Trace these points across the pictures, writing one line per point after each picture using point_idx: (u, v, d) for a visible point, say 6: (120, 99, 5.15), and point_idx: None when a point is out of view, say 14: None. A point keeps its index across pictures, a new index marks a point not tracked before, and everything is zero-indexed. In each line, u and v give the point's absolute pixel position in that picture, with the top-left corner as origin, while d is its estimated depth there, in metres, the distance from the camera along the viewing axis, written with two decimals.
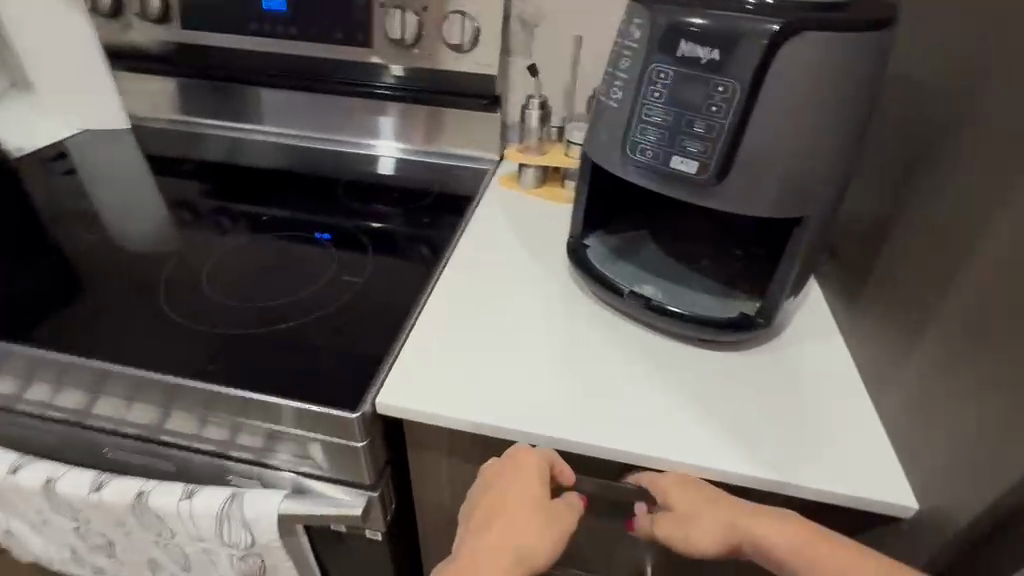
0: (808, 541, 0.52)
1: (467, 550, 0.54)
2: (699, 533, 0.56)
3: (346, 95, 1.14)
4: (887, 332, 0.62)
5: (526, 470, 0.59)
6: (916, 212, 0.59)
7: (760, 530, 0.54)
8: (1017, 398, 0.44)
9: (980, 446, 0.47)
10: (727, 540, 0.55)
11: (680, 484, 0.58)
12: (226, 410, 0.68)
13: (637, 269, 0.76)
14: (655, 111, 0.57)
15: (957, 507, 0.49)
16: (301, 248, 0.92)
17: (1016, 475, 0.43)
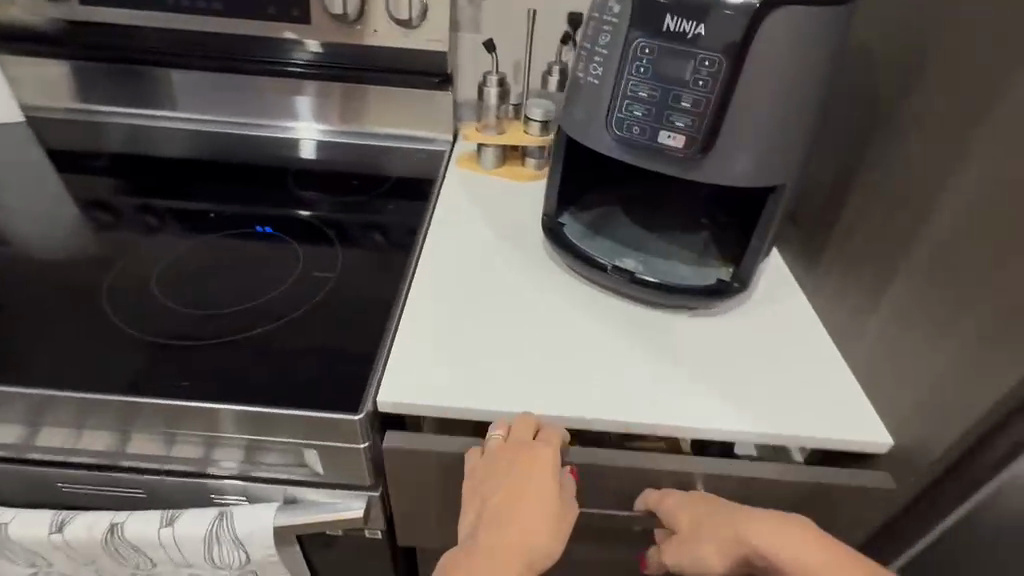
0: (813, 551, 0.52)
1: (482, 534, 0.55)
2: (704, 552, 0.58)
3: (253, 74, 1.06)
4: (854, 284, 0.69)
5: (540, 465, 0.57)
6: (880, 174, 0.65)
7: (757, 540, 0.55)
8: (988, 337, 0.51)
9: (951, 379, 0.54)
10: (732, 554, 0.57)
11: (683, 503, 0.60)
12: (204, 426, 0.63)
13: (616, 244, 0.77)
14: (641, 87, 0.57)
15: (933, 434, 0.56)
16: (256, 245, 0.86)
17: (989, 401, 0.50)
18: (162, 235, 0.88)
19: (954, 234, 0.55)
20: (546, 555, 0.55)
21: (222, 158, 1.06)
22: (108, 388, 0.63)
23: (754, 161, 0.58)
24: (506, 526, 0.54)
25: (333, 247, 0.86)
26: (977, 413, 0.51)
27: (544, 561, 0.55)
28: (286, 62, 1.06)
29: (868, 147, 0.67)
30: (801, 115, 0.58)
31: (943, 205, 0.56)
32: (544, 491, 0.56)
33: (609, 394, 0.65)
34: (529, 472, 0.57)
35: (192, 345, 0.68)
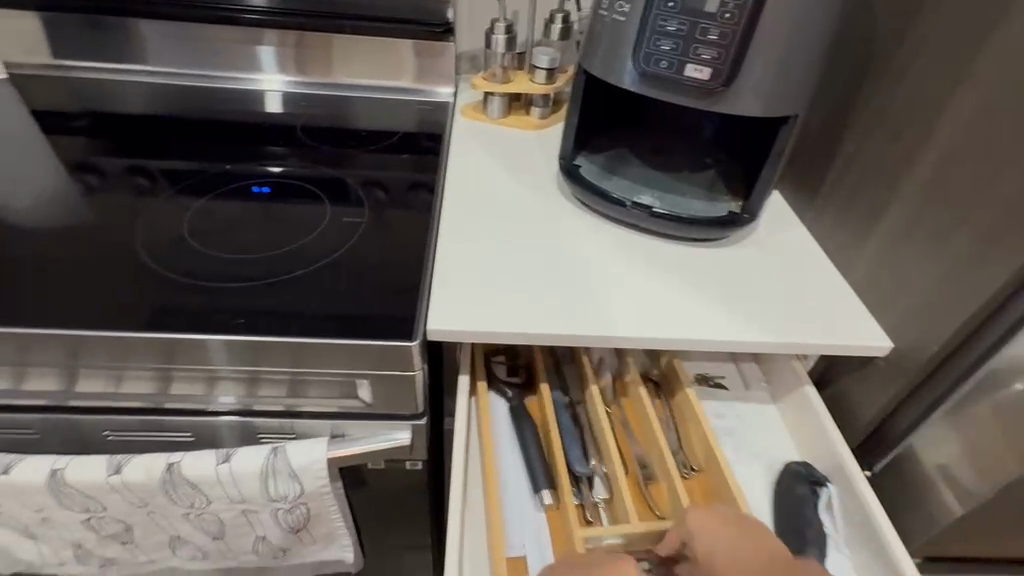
0: None
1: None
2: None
3: (209, 21, 1.05)
4: (851, 211, 0.75)
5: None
6: (875, 107, 0.72)
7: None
8: (985, 236, 0.59)
9: (946, 280, 0.63)
10: None
11: (699, 516, 0.60)
12: (256, 361, 0.65)
13: (630, 183, 0.81)
14: (670, 22, 0.60)
15: (933, 331, 0.64)
16: (274, 202, 0.86)
17: (991, 289, 0.58)
18: (176, 190, 0.87)
19: (956, 149, 0.61)
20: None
21: (220, 115, 1.04)
22: (156, 329, 0.64)
23: (776, 89, 0.62)
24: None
25: (354, 195, 0.88)
26: (979, 302, 0.59)
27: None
28: (241, 9, 1.05)
29: (865, 82, 0.73)
30: (817, 43, 0.62)
31: (943, 124, 0.63)
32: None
33: (643, 320, 0.69)
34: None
35: (233, 288, 0.70)
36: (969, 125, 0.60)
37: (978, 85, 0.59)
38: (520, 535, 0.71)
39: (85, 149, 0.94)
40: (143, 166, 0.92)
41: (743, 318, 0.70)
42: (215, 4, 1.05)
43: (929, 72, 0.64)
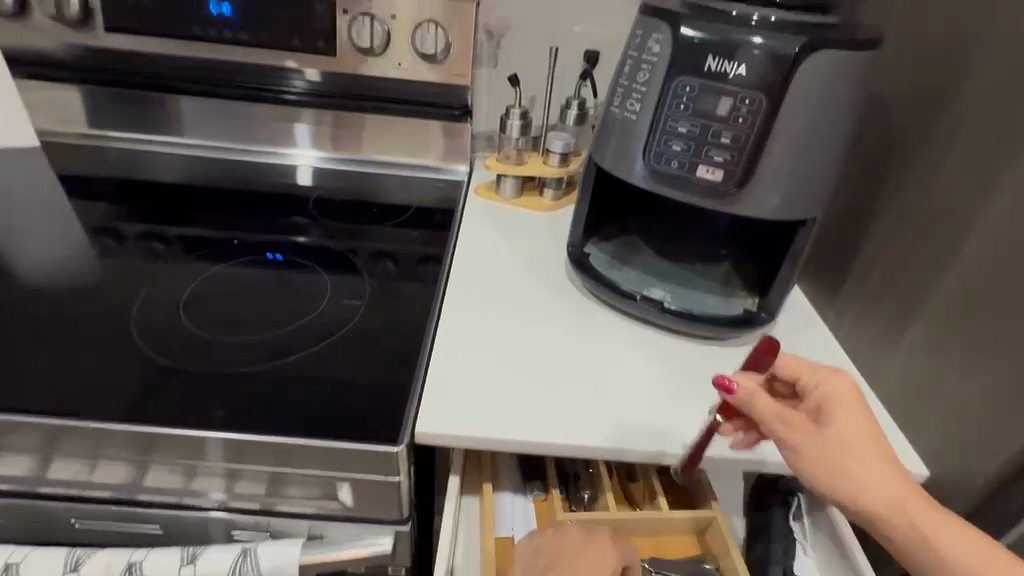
0: (951, 535, 0.40)
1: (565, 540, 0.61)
2: (853, 432, 0.44)
3: (253, 102, 1.06)
4: (875, 315, 0.71)
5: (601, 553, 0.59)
6: (900, 211, 0.68)
7: (935, 527, 0.40)
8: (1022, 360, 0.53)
9: (987, 407, 0.57)
10: (886, 481, 0.42)
11: (850, 401, 0.46)
12: (232, 458, 0.62)
13: (642, 274, 0.78)
14: (680, 123, 0.59)
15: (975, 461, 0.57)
16: (273, 271, 0.85)
17: None
18: (193, 259, 0.87)
19: (989, 258, 0.57)
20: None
21: (237, 185, 1.05)
22: (141, 421, 0.61)
23: (790, 192, 0.60)
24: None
25: (357, 271, 0.86)
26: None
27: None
28: (280, 90, 1.06)
29: (891, 185, 0.70)
30: (831, 149, 0.60)
31: (975, 233, 0.59)
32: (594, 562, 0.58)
33: (651, 420, 0.65)
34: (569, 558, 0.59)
35: (220, 376, 0.66)
36: (998, 240, 0.57)
37: (1009, 196, 0.56)
38: (508, 520, 0.70)
39: (106, 215, 0.95)
40: (160, 233, 0.92)
41: None
42: (260, 84, 1.05)
43: (959, 181, 0.61)
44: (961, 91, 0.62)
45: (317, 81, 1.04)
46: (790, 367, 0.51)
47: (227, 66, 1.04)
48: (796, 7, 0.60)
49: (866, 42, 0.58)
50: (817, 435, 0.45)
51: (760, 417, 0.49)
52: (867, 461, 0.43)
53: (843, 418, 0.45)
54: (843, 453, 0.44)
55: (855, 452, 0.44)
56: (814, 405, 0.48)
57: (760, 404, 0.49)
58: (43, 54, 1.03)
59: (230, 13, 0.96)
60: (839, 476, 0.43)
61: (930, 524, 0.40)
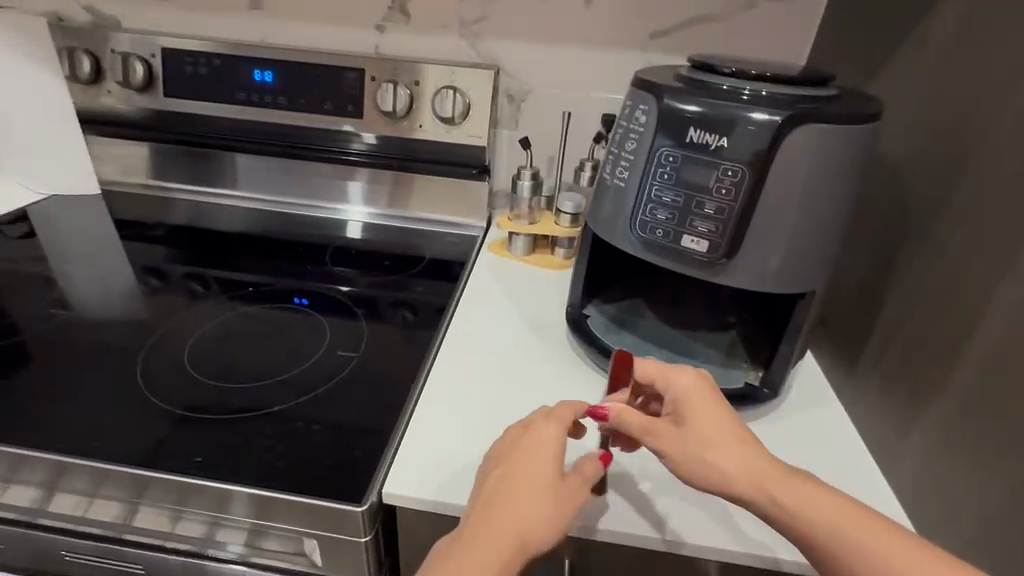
0: (820, 510, 0.46)
1: (501, 463, 0.52)
2: (704, 428, 0.51)
3: (321, 161, 1.11)
4: (889, 399, 0.65)
5: (538, 450, 0.52)
6: (913, 288, 0.64)
7: (802, 504, 0.46)
8: None
9: (998, 516, 0.50)
10: (746, 466, 0.49)
11: (699, 398, 0.53)
12: (208, 505, 0.63)
13: (640, 340, 0.75)
14: (665, 192, 0.58)
15: None
16: (286, 316, 0.89)
17: None
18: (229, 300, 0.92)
19: (998, 350, 0.52)
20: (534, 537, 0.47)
21: (266, 233, 1.11)
22: (139, 464, 0.64)
23: (780, 266, 0.58)
24: (490, 519, 0.48)
25: (361, 323, 0.88)
26: None
27: (532, 547, 0.47)
28: (344, 150, 1.10)
29: (908, 259, 0.66)
30: (825, 221, 0.57)
31: (985, 321, 0.54)
32: (535, 467, 0.51)
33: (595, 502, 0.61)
34: (509, 464, 0.52)
35: (211, 425, 0.69)
36: (1009, 327, 0.52)
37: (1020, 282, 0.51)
38: None
39: (162, 256, 1.04)
40: (200, 274, 0.99)
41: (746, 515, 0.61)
42: (318, 147, 1.10)
43: (970, 263, 0.57)
44: (971, 169, 0.58)
45: (374, 143, 1.09)
46: (647, 370, 0.57)
47: (275, 128, 1.10)
48: (789, 82, 0.59)
49: (861, 118, 0.56)
50: (677, 435, 0.52)
51: (635, 434, 0.54)
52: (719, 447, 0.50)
53: (698, 416, 0.52)
54: (698, 446, 0.51)
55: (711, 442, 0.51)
56: (674, 405, 0.55)
57: (632, 421, 0.54)
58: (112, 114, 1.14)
59: (272, 79, 1.05)
60: (704, 471, 0.50)
61: (782, 490, 0.47)
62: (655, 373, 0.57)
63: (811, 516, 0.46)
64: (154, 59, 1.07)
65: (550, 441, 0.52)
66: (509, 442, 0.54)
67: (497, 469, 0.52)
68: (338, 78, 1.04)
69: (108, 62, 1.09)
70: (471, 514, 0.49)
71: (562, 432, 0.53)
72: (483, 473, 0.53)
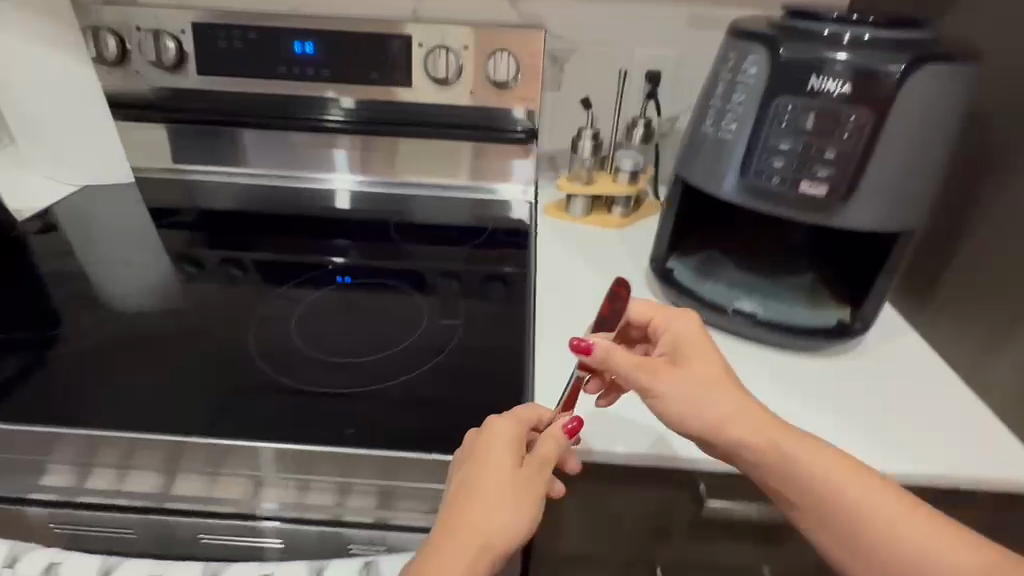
0: (822, 462, 0.53)
1: (462, 473, 0.51)
2: (698, 371, 0.56)
3: (298, 130, 1.10)
4: (976, 324, 0.71)
5: (494, 451, 0.51)
6: (998, 219, 0.69)
7: (804, 458, 0.53)
8: None
9: None
10: (748, 418, 0.55)
11: (694, 343, 0.59)
12: (350, 473, 0.64)
13: (729, 287, 0.79)
14: (782, 140, 0.60)
15: None
16: (370, 293, 0.89)
17: None
18: (282, 284, 0.91)
19: None
20: (507, 539, 0.47)
21: (319, 213, 1.10)
22: (269, 437, 0.64)
23: (890, 205, 0.61)
24: (449, 535, 0.46)
25: (446, 294, 0.89)
26: None
27: (507, 548, 0.47)
28: (323, 117, 1.10)
29: (991, 193, 0.70)
30: (934, 159, 0.61)
31: None
32: (491, 472, 0.49)
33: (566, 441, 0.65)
34: (469, 470, 0.51)
35: (332, 399, 0.69)
36: None
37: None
38: None
39: (192, 242, 1.01)
40: (238, 259, 0.97)
41: (875, 442, 0.63)
42: (293, 113, 1.10)
43: None
44: None
45: (354, 109, 1.09)
46: (645, 309, 0.62)
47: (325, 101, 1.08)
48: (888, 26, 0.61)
49: (965, 57, 0.59)
50: (675, 377, 0.56)
51: (625, 372, 0.55)
52: (723, 398, 0.55)
53: (696, 360, 0.57)
54: (699, 391, 0.55)
55: (714, 389, 0.56)
56: (669, 347, 0.60)
57: (618, 356, 0.55)
58: (139, 95, 1.09)
59: (313, 51, 1.02)
60: (697, 413, 0.55)
61: (786, 442, 0.54)
62: (656, 312, 0.62)
63: (807, 467, 0.53)
64: (184, 36, 1.02)
65: (504, 437, 0.52)
66: (466, 445, 0.53)
67: (456, 477, 0.51)
68: (384, 45, 1.01)
69: (133, 41, 1.03)
70: (435, 531, 0.48)
71: (518, 428, 0.53)
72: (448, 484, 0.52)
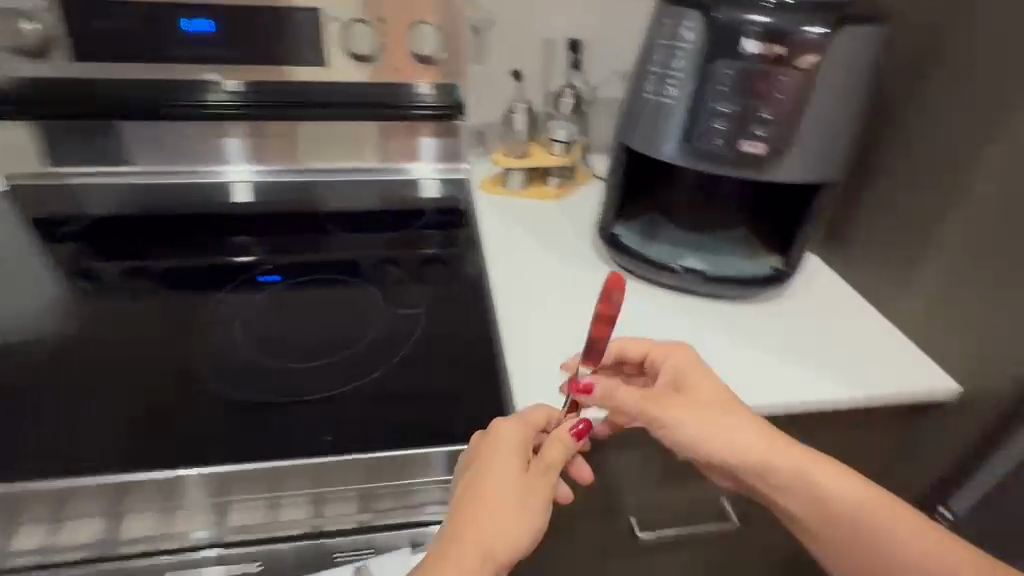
0: (838, 479, 0.55)
1: (469, 476, 0.50)
2: (705, 398, 0.58)
3: (186, 120, 0.99)
4: (886, 259, 0.79)
5: (504, 455, 0.51)
6: (900, 164, 0.77)
7: (822, 478, 0.55)
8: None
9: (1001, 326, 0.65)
10: (766, 442, 0.55)
11: (694, 370, 0.61)
12: (327, 481, 0.61)
13: (674, 247, 0.82)
14: (722, 103, 0.64)
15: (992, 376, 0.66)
16: (312, 291, 0.84)
17: None
18: (201, 292, 0.82)
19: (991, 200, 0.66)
20: (513, 549, 0.46)
21: (238, 210, 1.01)
22: (233, 459, 0.59)
23: (818, 157, 0.66)
24: (457, 540, 0.46)
25: (394, 283, 0.86)
26: None
27: (511, 557, 0.46)
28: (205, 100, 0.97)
29: (890, 141, 0.78)
30: (853, 113, 0.66)
31: (973, 179, 0.68)
32: (501, 479, 0.49)
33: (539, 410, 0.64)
34: (477, 474, 0.50)
35: (294, 408, 0.65)
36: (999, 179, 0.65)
37: (1014, 142, 0.63)
38: None
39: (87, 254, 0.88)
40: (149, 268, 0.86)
41: (819, 372, 0.70)
42: (175, 99, 0.96)
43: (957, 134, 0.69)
44: (945, 57, 0.70)
45: (240, 91, 0.97)
46: (643, 345, 0.64)
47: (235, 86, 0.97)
48: None
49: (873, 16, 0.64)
50: (686, 405, 0.57)
51: (629, 399, 0.56)
52: (741, 425, 0.56)
53: (700, 389, 0.59)
54: (713, 418, 0.56)
55: (728, 415, 0.57)
56: (670, 379, 0.62)
57: (620, 384, 0.57)
58: None
59: (213, 29, 0.91)
60: (713, 441, 0.55)
61: (805, 463, 0.55)
62: (653, 347, 0.64)
63: (824, 487, 0.54)
64: (37, 10, 0.86)
65: (514, 442, 0.52)
66: (473, 451, 0.53)
67: (463, 482, 0.50)
68: (293, 22, 0.92)
69: None
70: (441, 536, 0.47)
71: (526, 433, 0.53)
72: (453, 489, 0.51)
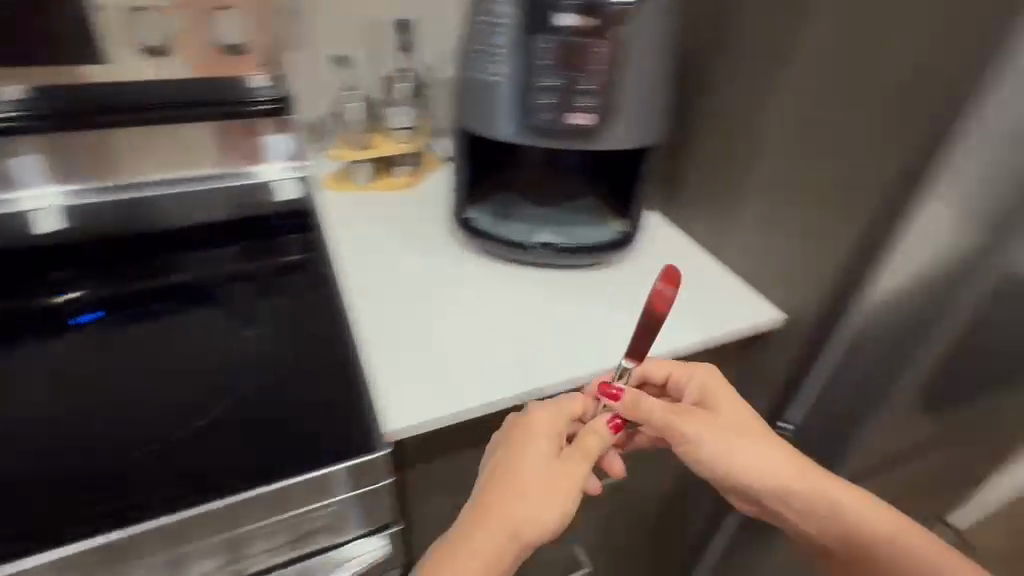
0: (853, 500, 0.60)
1: (502, 457, 0.53)
2: (736, 419, 0.62)
3: None
4: (710, 211, 0.86)
5: (541, 439, 0.54)
6: (711, 123, 0.82)
7: (843, 500, 0.60)
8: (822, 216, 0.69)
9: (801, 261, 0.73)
10: (795, 471, 0.60)
11: (717, 387, 0.65)
12: (167, 545, 0.54)
13: (526, 223, 0.83)
14: (546, 76, 0.65)
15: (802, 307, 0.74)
16: (125, 326, 0.71)
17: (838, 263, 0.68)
18: None
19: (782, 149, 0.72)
20: (540, 532, 0.49)
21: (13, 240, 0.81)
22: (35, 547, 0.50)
23: (641, 123, 0.69)
24: (490, 522, 0.48)
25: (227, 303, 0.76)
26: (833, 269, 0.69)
27: (537, 539, 0.49)
28: None
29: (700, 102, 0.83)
30: (666, 78, 0.69)
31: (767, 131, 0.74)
32: (539, 470, 0.52)
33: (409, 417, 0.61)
34: (514, 455, 0.53)
35: (109, 470, 0.55)
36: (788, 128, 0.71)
37: (792, 98, 0.70)
38: None
39: None
40: None
41: (666, 324, 0.75)
42: None
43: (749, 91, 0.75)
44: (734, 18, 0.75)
45: (22, 99, 0.79)
46: (670, 367, 0.67)
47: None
48: None
49: None
50: (716, 424, 0.61)
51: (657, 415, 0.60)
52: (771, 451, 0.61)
53: (729, 410, 0.63)
54: (742, 439, 0.61)
55: (759, 439, 0.62)
56: (697, 397, 0.65)
57: (646, 400, 0.59)
58: None
59: None
60: (739, 462, 0.60)
61: (826, 486, 0.60)
62: (678, 369, 0.66)
63: (841, 508, 0.60)
64: None
65: (552, 426, 0.55)
66: (507, 435, 0.55)
67: (498, 463, 0.53)
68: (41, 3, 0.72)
69: None
70: (472, 516, 0.49)
71: (560, 421, 0.56)
72: (485, 473, 0.53)
